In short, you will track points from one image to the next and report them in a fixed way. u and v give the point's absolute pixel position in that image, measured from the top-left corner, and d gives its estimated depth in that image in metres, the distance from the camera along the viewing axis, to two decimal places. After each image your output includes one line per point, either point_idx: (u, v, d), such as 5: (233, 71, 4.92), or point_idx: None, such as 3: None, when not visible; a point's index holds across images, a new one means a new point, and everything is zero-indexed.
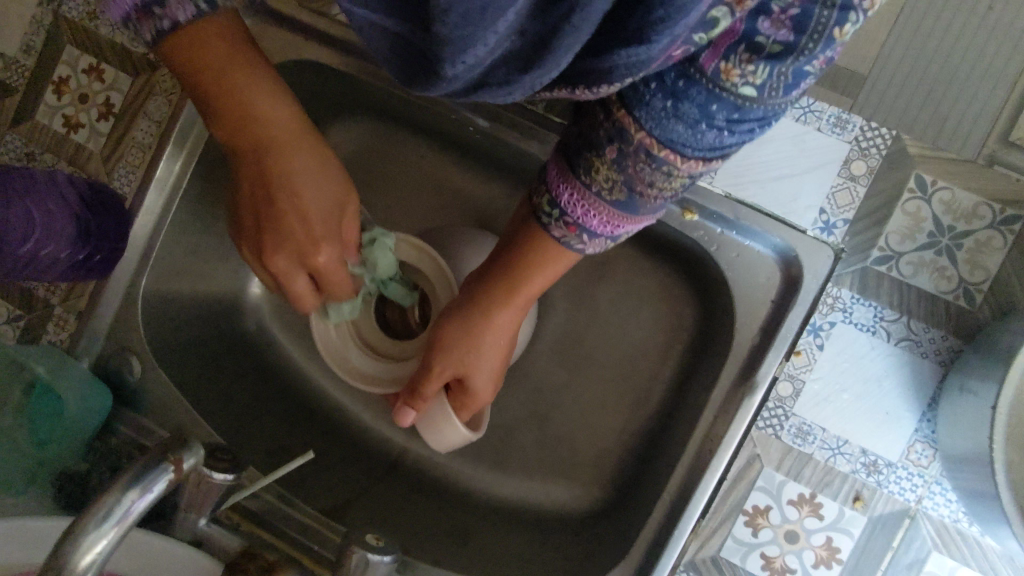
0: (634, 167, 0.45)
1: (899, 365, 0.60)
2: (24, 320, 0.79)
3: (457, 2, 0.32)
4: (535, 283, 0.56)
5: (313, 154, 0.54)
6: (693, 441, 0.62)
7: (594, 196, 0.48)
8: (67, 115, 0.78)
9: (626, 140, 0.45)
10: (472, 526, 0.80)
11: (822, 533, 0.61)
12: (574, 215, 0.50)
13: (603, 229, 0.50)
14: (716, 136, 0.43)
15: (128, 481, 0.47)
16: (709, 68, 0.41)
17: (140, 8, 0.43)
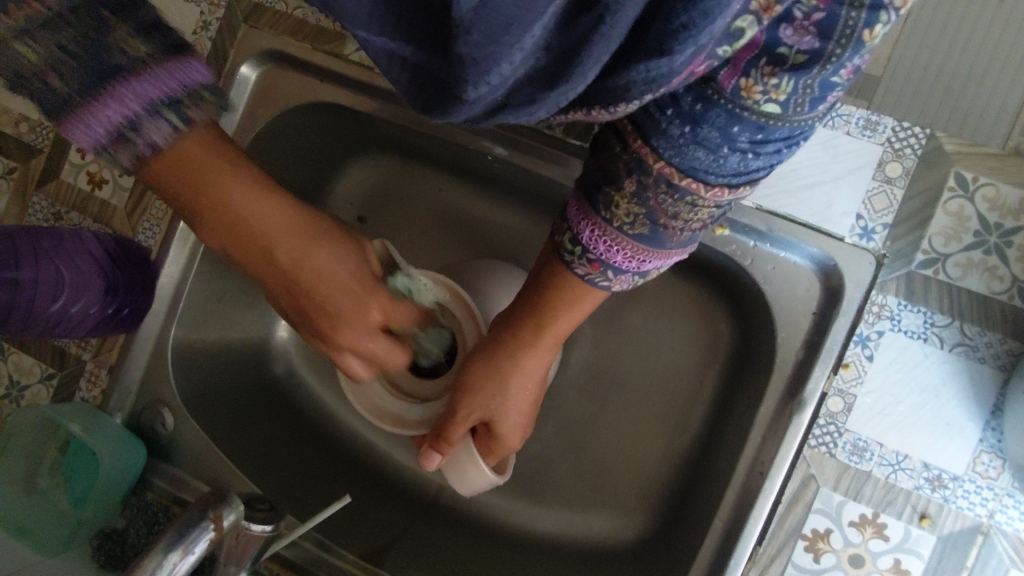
0: (655, 199, 0.43)
1: (955, 372, 0.57)
2: (58, 378, 0.78)
3: (483, 18, 0.31)
4: (562, 321, 0.54)
5: (310, 237, 0.45)
6: (743, 463, 0.60)
7: (616, 232, 0.46)
8: (90, 172, 0.77)
9: (645, 171, 0.43)
10: (517, 563, 0.78)
11: (889, 555, 0.57)
12: (596, 252, 0.48)
13: (628, 265, 0.48)
14: (741, 159, 0.41)
15: (169, 542, 0.46)
16: (729, 87, 0.37)
17: (114, 134, 0.34)
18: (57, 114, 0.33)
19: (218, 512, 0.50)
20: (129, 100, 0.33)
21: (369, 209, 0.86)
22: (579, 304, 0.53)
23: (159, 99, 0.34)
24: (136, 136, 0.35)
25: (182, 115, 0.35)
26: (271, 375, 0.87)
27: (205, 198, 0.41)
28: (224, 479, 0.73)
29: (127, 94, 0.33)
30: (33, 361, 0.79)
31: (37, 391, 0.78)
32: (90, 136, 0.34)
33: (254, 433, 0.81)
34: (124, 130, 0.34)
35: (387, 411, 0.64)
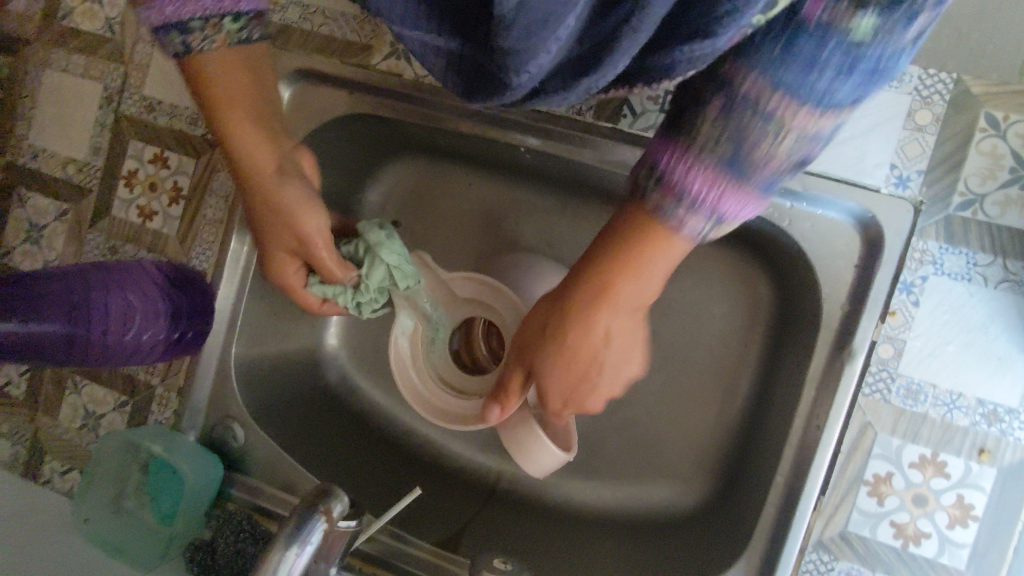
0: (743, 121, 0.36)
1: (1003, 308, 0.59)
2: (131, 405, 0.81)
3: (522, 15, 0.34)
4: (639, 271, 0.45)
5: (311, 205, 0.59)
6: (798, 418, 0.63)
7: (699, 159, 0.38)
8: (141, 205, 0.81)
9: (730, 91, 0.36)
10: (581, 538, 0.81)
11: (952, 492, 0.59)
12: (675, 179, 0.39)
13: (707, 199, 0.39)
14: (833, 83, 0.34)
15: (286, 540, 0.50)
16: (815, 15, 0.33)
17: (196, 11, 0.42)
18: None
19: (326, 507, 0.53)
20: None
21: (402, 211, 0.89)
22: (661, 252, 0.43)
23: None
24: (174, 35, 0.43)
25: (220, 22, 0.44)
26: (324, 381, 0.90)
27: (219, 100, 0.51)
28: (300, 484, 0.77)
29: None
30: (105, 390, 0.82)
31: (112, 419, 0.82)
32: (167, 16, 0.41)
33: (320, 439, 0.85)
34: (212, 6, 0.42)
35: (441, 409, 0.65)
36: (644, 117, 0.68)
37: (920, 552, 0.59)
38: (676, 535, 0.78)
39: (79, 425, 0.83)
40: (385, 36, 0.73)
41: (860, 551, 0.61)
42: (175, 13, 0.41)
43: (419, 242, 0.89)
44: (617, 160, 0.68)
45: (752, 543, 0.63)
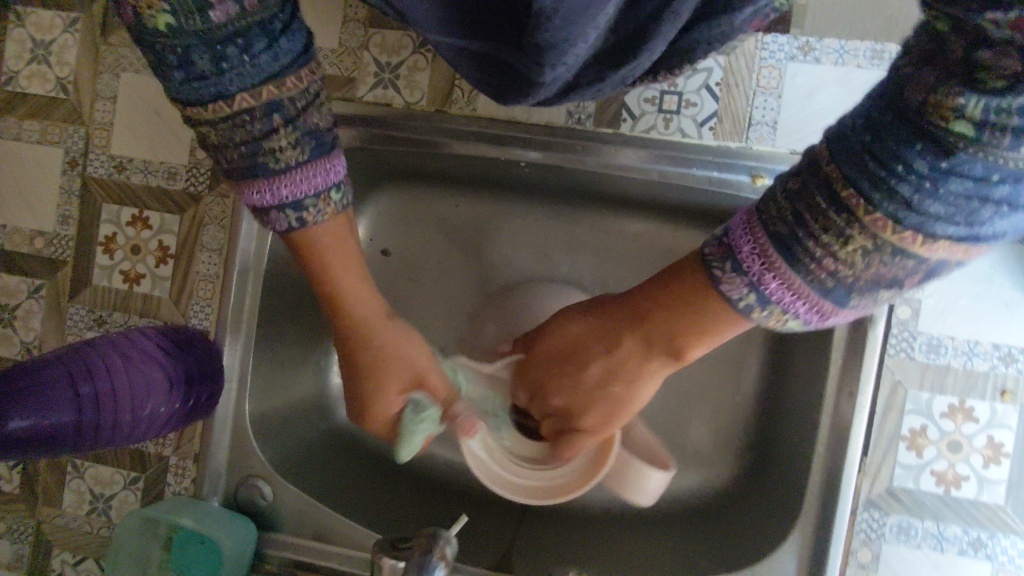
0: (815, 234, 0.32)
1: (1005, 258, 0.62)
2: (143, 480, 0.77)
3: (562, 5, 0.34)
4: (675, 327, 0.43)
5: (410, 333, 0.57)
6: (831, 387, 0.65)
7: (778, 259, 0.34)
8: (124, 270, 0.76)
9: (820, 192, 0.32)
10: (623, 538, 0.80)
11: (983, 434, 0.63)
12: (752, 272, 0.36)
13: (779, 298, 0.35)
14: (921, 198, 0.29)
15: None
16: (918, 101, 0.28)
17: (276, 206, 0.43)
18: (245, 179, 0.42)
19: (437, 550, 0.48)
20: (301, 182, 0.43)
21: (391, 240, 0.86)
22: (711, 327, 0.41)
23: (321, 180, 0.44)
24: (270, 216, 0.44)
25: (299, 214, 0.44)
26: (335, 423, 0.87)
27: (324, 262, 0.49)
28: (338, 534, 0.74)
29: (304, 176, 0.43)
30: (113, 469, 0.78)
31: (124, 498, 0.77)
32: (263, 198, 0.43)
33: (344, 483, 0.82)
34: (285, 203, 0.43)
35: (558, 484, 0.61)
36: (643, 118, 0.69)
37: (962, 494, 0.63)
38: (714, 521, 0.78)
39: (87, 511, 0.78)
40: (368, 65, 0.72)
41: (907, 504, 0.64)
42: (268, 196, 0.43)
43: (408, 273, 0.86)
44: (622, 166, 0.68)
45: (803, 511, 0.66)
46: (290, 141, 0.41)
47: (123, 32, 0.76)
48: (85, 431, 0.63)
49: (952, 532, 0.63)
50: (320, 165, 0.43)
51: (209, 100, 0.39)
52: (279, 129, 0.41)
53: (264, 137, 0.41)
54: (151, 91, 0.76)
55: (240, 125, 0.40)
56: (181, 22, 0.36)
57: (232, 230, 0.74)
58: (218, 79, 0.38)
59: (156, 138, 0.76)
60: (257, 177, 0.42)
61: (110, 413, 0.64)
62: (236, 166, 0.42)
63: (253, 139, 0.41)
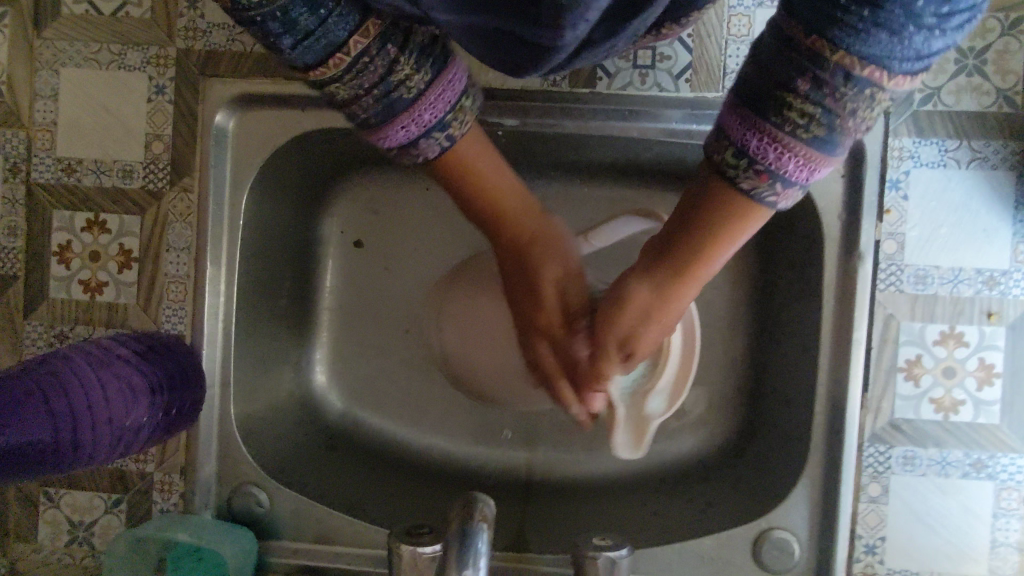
0: (835, 97, 0.36)
1: (978, 185, 0.64)
2: (125, 501, 0.72)
3: None
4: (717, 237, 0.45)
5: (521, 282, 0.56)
6: (825, 328, 0.66)
7: (790, 139, 0.38)
8: (84, 280, 0.72)
9: (823, 69, 0.35)
10: (627, 503, 0.78)
11: (975, 358, 0.65)
12: (765, 160, 0.39)
13: (799, 175, 0.39)
14: (925, 40, 0.33)
15: (459, 562, 0.43)
16: None
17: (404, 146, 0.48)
18: (382, 122, 0.46)
19: (485, 511, 0.46)
20: (417, 119, 0.46)
21: (362, 227, 0.83)
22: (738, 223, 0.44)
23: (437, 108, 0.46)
24: (420, 147, 0.48)
25: (447, 134, 0.48)
26: (322, 423, 0.82)
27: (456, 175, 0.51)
28: (341, 532, 0.71)
29: (414, 117, 0.46)
30: (91, 494, 0.73)
31: (106, 523, 0.72)
32: (405, 135, 0.46)
33: (340, 482, 0.78)
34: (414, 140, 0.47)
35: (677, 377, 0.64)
36: (619, 75, 0.68)
37: (960, 418, 0.65)
38: (716, 479, 0.77)
39: (66, 541, 0.73)
40: None
41: (910, 434, 0.65)
42: (412, 126, 0.46)
43: (385, 262, 0.83)
44: (600, 126, 0.69)
45: (809, 451, 0.67)
46: (412, 71, 0.45)
47: (58, 24, 0.71)
48: (65, 453, 0.55)
49: (955, 457, 0.65)
50: (433, 92, 0.46)
51: (328, 57, 0.44)
52: (397, 61, 0.44)
53: (370, 95, 0.45)
54: (96, 86, 0.71)
55: (365, 68, 0.44)
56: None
57: (200, 226, 0.70)
58: (324, 28, 0.42)
59: (106, 135, 0.71)
60: (390, 118, 0.46)
61: (89, 429, 0.57)
62: (375, 115, 0.46)
63: (379, 84, 0.44)
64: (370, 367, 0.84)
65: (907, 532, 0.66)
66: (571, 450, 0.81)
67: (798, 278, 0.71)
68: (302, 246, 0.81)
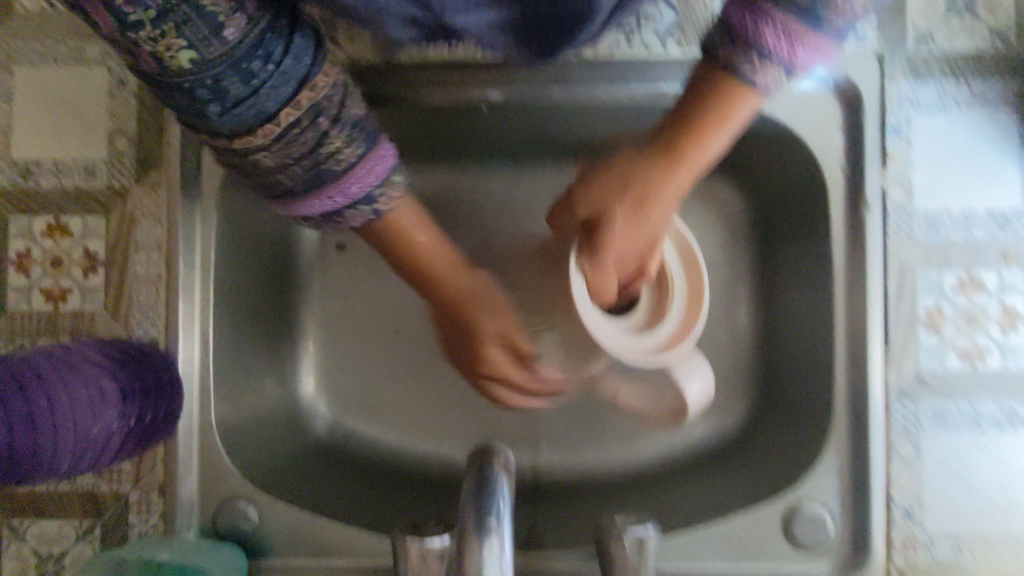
0: None
1: (981, 125, 0.62)
2: (98, 528, 0.66)
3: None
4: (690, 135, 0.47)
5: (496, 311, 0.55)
6: (838, 286, 0.64)
7: (776, 12, 0.39)
8: (46, 288, 0.67)
9: None
10: (645, 492, 0.73)
11: (996, 302, 0.63)
12: (750, 36, 0.40)
13: (782, 52, 0.40)
14: None
15: (478, 514, 0.39)
16: None
17: (325, 216, 0.47)
18: (288, 198, 0.46)
19: (504, 460, 0.42)
20: (338, 197, 0.46)
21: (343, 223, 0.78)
22: (722, 105, 0.44)
23: (357, 194, 0.46)
24: (341, 219, 0.48)
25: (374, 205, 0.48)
26: (311, 434, 0.76)
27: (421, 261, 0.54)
28: (340, 542, 0.65)
29: (336, 194, 0.46)
30: (59, 523, 0.66)
31: (78, 554, 0.66)
32: (324, 206, 0.46)
33: (333, 494, 0.72)
34: (335, 214, 0.47)
35: (686, 271, 0.56)
36: (603, 40, 0.65)
37: (988, 367, 0.62)
38: (733, 459, 0.73)
39: None
40: None
41: (937, 387, 0.62)
42: (340, 199, 0.46)
43: (370, 262, 0.78)
44: (588, 92, 0.65)
45: (834, 415, 0.64)
46: (346, 142, 0.45)
47: (10, 21, 0.67)
48: (21, 454, 0.51)
49: (987, 408, 0.62)
50: (355, 172, 0.45)
51: (256, 125, 0.42)
52: (330, 132, 0.44)
53: (300, 162, 0.44)
54: (53, 83, 0.67)
55: (298, 134, 0.43)
56: (202, 54, 0.39)
57: (170, 222, 0.65)
58: (256, 98, 0.41)
59: (65, 135, 0.67)
60: (313, 190, 0.45)
61: (49, 429, 0.53)
62: (298, 186, 0.45)
63: (309, 152, 0.44)
64: (361, 372, 0.78)
65: (945, 494, 0.62)
66: (581, 444, 0.76)
67: (804, 239, 0.68)
68: (280, 245, 0.76)
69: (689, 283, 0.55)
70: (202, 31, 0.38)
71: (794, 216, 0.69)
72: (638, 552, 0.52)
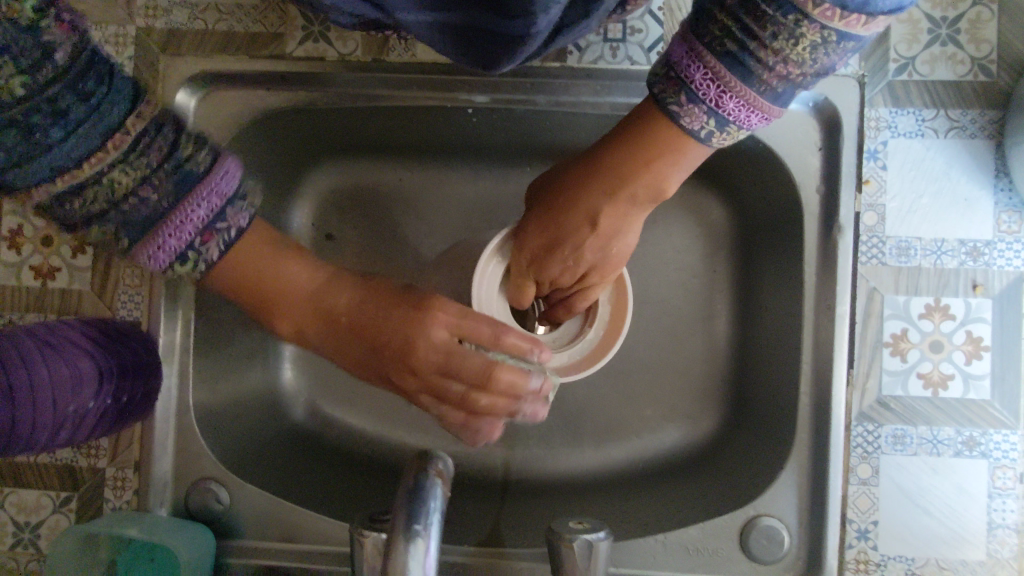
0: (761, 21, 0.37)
1: (957, 154, 0.63)
2: (75, 500, 0.68)
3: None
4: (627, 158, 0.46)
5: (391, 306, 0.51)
6: (808, 306, 0.65)
7: (704, 51, 0.40)
8: (35, 266, 0.69)
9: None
10: (610, 497, 0.74)
11: (962, 331, 0.64)
12: (679, 68, 0.41)
13: (706, 93, 0.41)
14: None
15: (407, 516, 0.40)
16: None
17: (179, 254, 0.45)
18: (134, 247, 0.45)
19: (441, 467, 0.43)
20: (185, 224, 0.44)
21: (330, 216, 0.79)
22: (663, 145, 0.45)
23: (204, 220, 0.45)
24: (189, 258, 0.46)
25: (224, 227, 0.46)
26: (289, 420, 0.78)
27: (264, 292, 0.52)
28: (307, 529, 0.67)
29: (178, 219, 0.44)
30: (37, 493, 0.69)
31: (54, 524, 0.69)
32: (168, 254, 0.45)
33: (303, 480, 0.73)
34: (188, 251, 0.45)
35: (597, 346, 0.58)
36: (589, 49, 0.66)
37: (950, 394, 0.63)
38: (699, 470, 0.74)
39: (11, 544, 0.69)
40: (295, 18, 0.66)
41: (899, 411, 0.63)
42: (170, 248, 0.45)
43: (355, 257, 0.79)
44: (572, 101, 0.66)
45: (796, 435, 0.64)
46: (166, 161, 0.43)
47: None
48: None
49: (946, 434, 0.63)
50: (195, 195, 0.44)
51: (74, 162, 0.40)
52: (176, 143, 0.44)
53: (133, 194, 0.42)
54: None
55: (144, 147, 0.43)
56: (34, 79, 0.38)
57: None
58: (93, 116, 0.40)
59: None
60: (149, 234, 0.44)
61: (26, 408, 0.56)
62: (136, 217, 0.43)
63: (137, 180, 0.42)
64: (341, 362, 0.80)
65: (900, 516, 0.63)
66: (553, 446, 0.77)
67: (781, 257, 0.69)
68: None
69: (572, 365, 0.58)
70: (30, 50, 0.37)
71: (773, 234, 0.70)
72: (587, 555, 0.54)
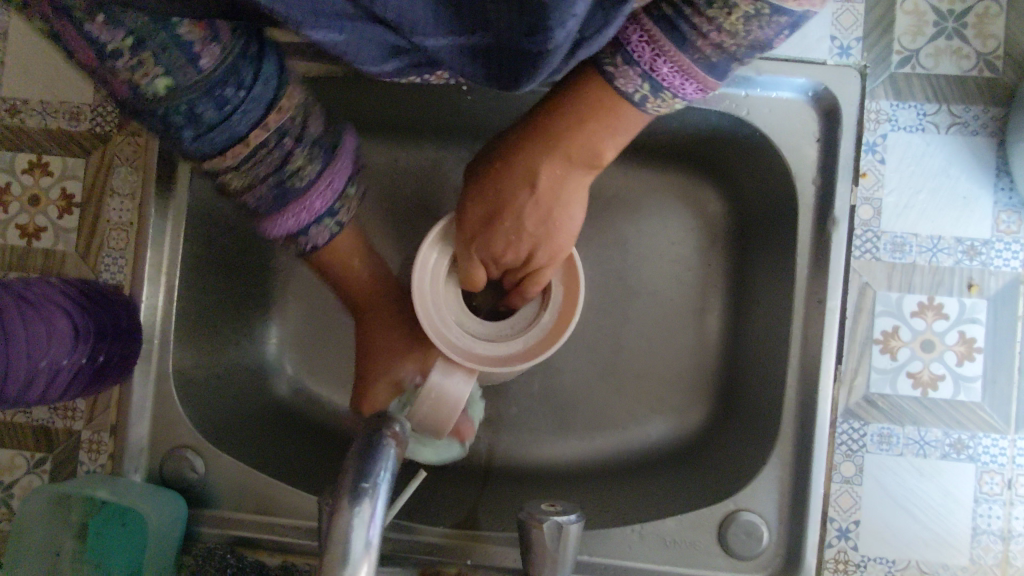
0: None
1: (958, 151, 0.62)
2: (49, 461, 0.68)
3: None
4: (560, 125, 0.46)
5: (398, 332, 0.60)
6: (799, 299, 0.63)
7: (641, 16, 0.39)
8: (22, 224, 0.69)
9: None
10: (591, 487, 0.73)
11: (954, 331, 0.62)
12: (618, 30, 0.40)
13: (643, 59, 0.40)
14: None
15: (355, 476, 0.39)
16: None
17: (291, 233, 0.49)
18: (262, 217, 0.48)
19: (395, 431, 0.43)
20: (300, 211, 0.48)
21: None
22: (594, 110, 0.44)
23: (321, 207, 0.49)
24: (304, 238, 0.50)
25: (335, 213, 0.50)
26: (270, 395, 0.77)
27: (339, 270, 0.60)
28: (281, 502, 0.66)
29: (299, 208, 0.48)
30: (12, 452, 0.69)
31: (27, 484, 0.68)
32: (293, 228, 0.49)
33: (280, 454, 0.72)
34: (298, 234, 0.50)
35: (554, 323, 0.57)
36: None
37: (939, 395, 0.62)
38: (682, 464, 0.72)
39: None
40: None
41: (886, 410, 0.62)
42: (294, 220, 0.48)
43: None
44: None
45: (781, 431, 0.63)
46: (307, 157, 0.47)
47: None
48: None
49: (934, 435, 0.62)
50: (315, 190, 0.48)
51: (226, 147, 0.44)
52: (294, 151, 0.46)
53: (263, 183, 0.46)
54: None
55: (268, 150, 0.45)
56: (178, 80, 0.40)
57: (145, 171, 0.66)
58: (227, 123, 0.43)
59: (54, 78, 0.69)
60: (288, 205, 0.47)
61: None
62: (263, 204, 0.47)
63: (279, 164, 0.45)
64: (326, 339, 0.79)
65: (882, 517, 0.62)
66: (536, 433, 0.76)
67: (774, 250, 0.67)
68: None
69: (527, 349, 0.57)
70: (180, 59, 0.39)
71: (768, 226, 0.69)
72: (557, 537, 0.53)
